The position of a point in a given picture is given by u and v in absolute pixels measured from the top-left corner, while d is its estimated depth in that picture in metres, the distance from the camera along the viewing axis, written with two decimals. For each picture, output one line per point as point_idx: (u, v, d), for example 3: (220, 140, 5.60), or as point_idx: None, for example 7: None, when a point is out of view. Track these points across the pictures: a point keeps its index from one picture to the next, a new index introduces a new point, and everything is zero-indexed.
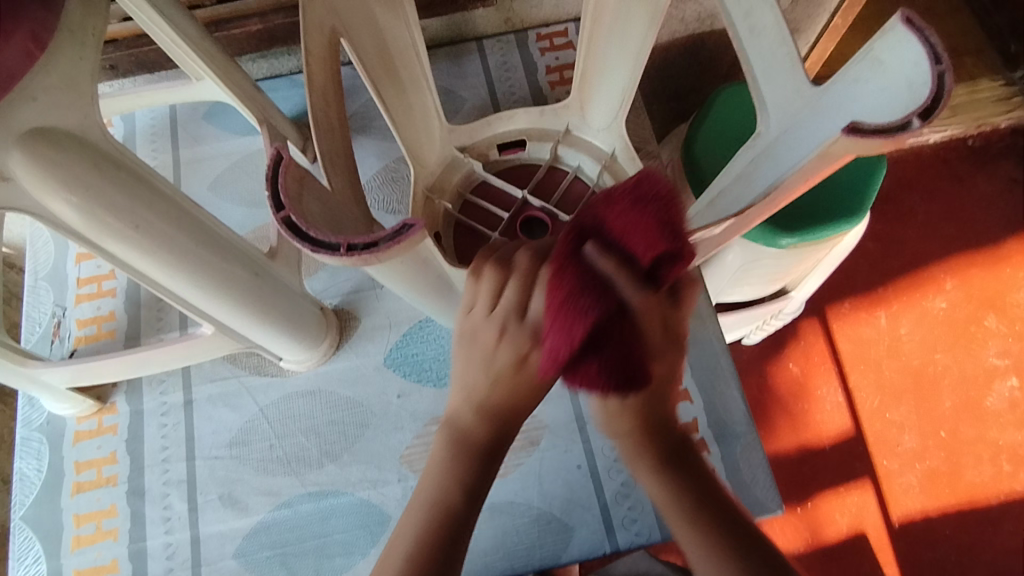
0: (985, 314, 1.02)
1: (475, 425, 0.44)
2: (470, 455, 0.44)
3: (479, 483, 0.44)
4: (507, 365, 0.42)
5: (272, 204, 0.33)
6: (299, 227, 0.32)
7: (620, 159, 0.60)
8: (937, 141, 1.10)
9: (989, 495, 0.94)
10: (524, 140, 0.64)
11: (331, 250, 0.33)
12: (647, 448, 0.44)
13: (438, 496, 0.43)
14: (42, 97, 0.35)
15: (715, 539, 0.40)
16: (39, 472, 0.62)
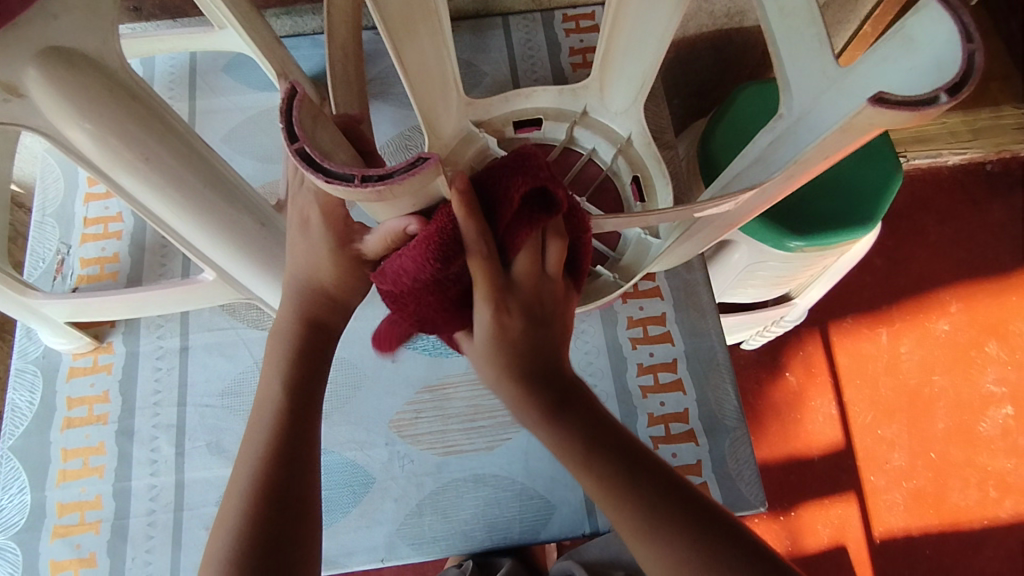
0: (987, 340, 1.01)
1: (291, 321, 0.47)
2: (298, 351, 0.47)
3: (310, 373, 0.47)
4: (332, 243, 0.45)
5: (285, 135, 0.30)
6: (313, 159, 0.29)
7: (636, 144, 0.61)
8: (955, 162, 1.09)
9: (973, 520, 0.94)
10: (540, 118, 0.63)
11: (344, 182, 0.29)
12: (541, 393, 0.41)
13: (273, 398, 0.45)
14: (64, 17, 0.35)
15: (612, 479, 0.39)
16: (31, 405, 0.62)
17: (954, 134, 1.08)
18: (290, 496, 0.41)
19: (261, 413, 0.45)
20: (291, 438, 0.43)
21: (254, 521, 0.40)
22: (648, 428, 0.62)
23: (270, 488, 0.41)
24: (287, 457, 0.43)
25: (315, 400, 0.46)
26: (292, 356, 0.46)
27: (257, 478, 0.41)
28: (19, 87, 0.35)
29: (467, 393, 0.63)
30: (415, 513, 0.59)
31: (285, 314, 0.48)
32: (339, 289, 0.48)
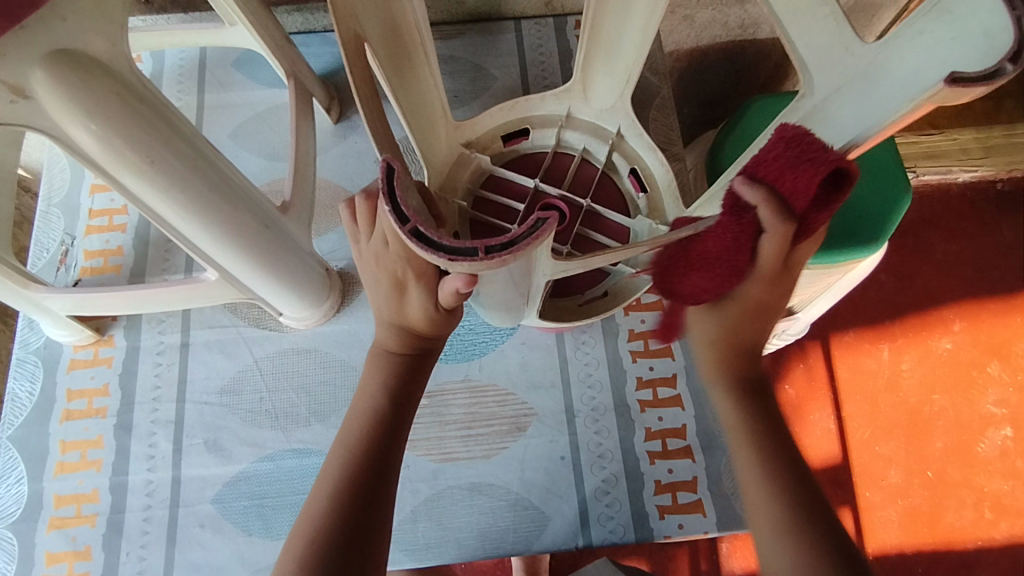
0: (989, 361, 1.01)
1: (394, 342, 0.52)
2: (399, 369, 0.52)
3: (405, 393, 0.51)
4: (422, 307, 0.48)
5: (396, 219, 0.31)
6: (431, 239, 0.30)
7: (627, 137, 0.61)
8: (965, 180, 1.08)
9: (967, 540, 0.94)
10: (527, 128, 0.63)
11: (468, 257, 0.30)
12: (736, 371, 0.52)
13: (369, 411, 0.49)
14: (70, 18, 0.34)
15: (779, 470, 0.46)
16: (31, 395, 0.62)
17: (966, 151, 1.06)
18: (371, 505, 0.45)
19: (359, 414, 0.50)
20: (378, 452, 0.47)
21: (338, 514, 0.44)
22: (645, 443, 0.62)
23: (355, 492, 0.45)
24: (376, 472, 0.46)
25: (402, 424, 0.50)
26: (393, 373, 0.51)
27: (347, 476, 0.46)
28: (25, 88, 0.35)
29: (465, 400, 0.63)
30: (409, 519, 0.60)
31: (384, 332, 0.53)
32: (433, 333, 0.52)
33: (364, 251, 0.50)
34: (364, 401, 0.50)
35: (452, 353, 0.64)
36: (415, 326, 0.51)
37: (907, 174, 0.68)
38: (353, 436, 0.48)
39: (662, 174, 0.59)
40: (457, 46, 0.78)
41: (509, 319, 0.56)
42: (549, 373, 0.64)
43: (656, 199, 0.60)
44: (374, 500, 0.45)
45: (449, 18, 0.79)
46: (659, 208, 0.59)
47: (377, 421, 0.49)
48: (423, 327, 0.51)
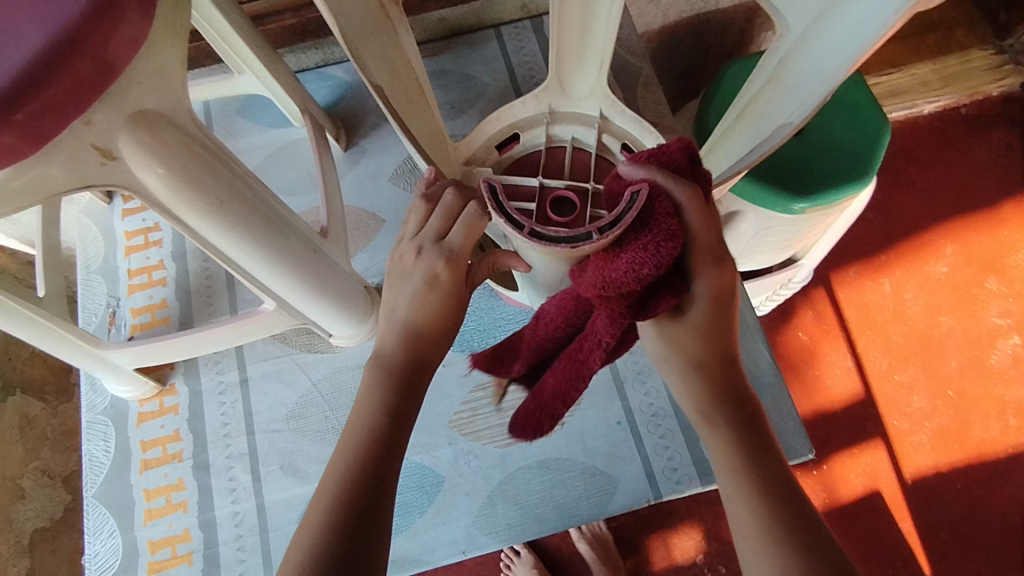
0: (987, 277, 1.03)
1: (395, 349, 0.47)
2: (395, 380, 0.46)
3: (401, 411, 0.45)
4: (440, 293, 0.46)
5: (514, 227, 0.39)
6: (550, 237, 0.38)
7: (612, 116, 0.61)
8: (931, 110, 1.11)
9: (998, 450, 0.96)
10: (516, 133, 0.62)
11: (587, 240, 0.38)
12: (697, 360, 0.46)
13: (365, 429, 0.44)
14: (145, 83, 0.38)
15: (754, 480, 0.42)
16: (108, 453, 0.65)
17: (926, 83, 1.11)
18: (368, 525, 0.40)
19: (351, 430, 0.44)
20: (377, 464, 0.42)
21: (334, 539, 0.39)
22: None
23: (351, 507, 0.40)
24: (367, 491, 0.41)
25: (401, 443, 0.44)
26: (391, 387, 0.45)
27: (344, 495, 0.41)
28: (113, 150, 0.38)
29: (518, 385, 0.66)
30: (488, 504, 0.63)
31: (390, 340, 0.47)
32: (435, 329, 0.47)
33: (398, 262, 0.48)
34: (361, 415, 0.45)
35: (497, 344, 0.68)
36: (424, 324, 0.47)
37: (884, 111, 0.72)
38: (347, 457, 0.43)
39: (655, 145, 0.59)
40: (445, 60, 0.82)
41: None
42: None
43: None
44: (370, 521, 0.40)
45: (432, 35, 0.83)
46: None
47: (374, 435, 0.43)
48: (438, 324, 0.47)
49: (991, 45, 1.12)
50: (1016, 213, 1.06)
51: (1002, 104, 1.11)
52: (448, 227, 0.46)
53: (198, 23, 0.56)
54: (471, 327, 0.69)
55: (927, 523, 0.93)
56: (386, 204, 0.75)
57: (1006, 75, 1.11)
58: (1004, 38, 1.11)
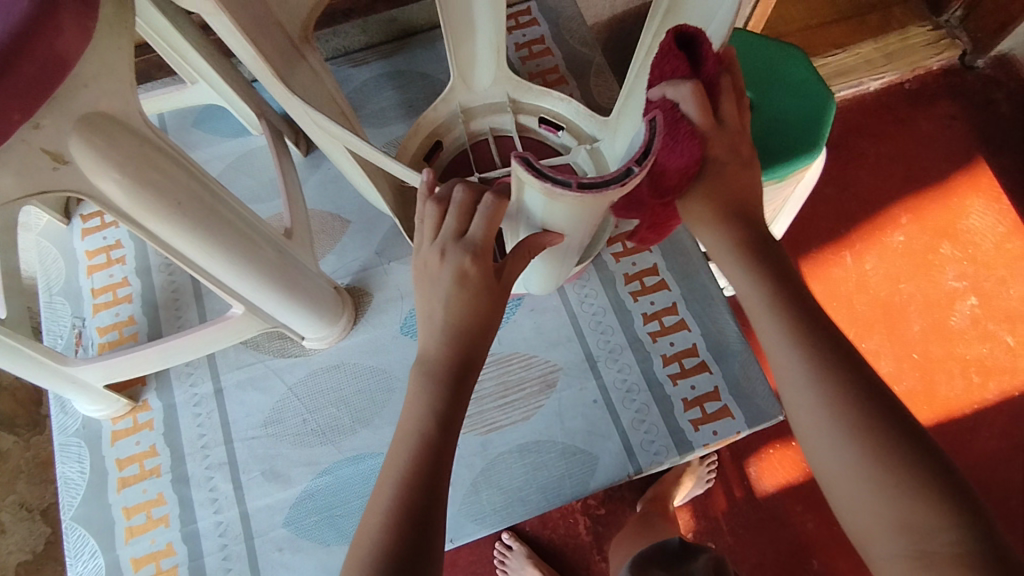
0: (941, 243, 1.02)
1: (439, 353, 0.46)
2: (442, 381, 0.46)
3: (449, 418, 0.45)
4: (468, 288, 0.46)
5: (562, 188, 0.38)
6: (598, 184, 0.38)
7: (517, 95, 0.65)
8: (876, 88, 1.10)
9: (964, 406, 0.94)
10: (439, 141, 0.65)
11: (631, 173, 0.37)
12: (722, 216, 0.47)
13: (415, 436, 0.44)
14: (94, 85, 0.38)
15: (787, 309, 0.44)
16: (83, 474, 0.64)
17: (870, 62, 1.09)
18: (421, 533, 0.40)
19: (403, 438, 0.45)
20: (431, 468, 0.43)
21: (385, 553, 0.39)
22: (664, 367, 0.67)
23: (408, 512, 0.41)
24: (418, 503, 0.41)
25: (448, 455, 0.44)
26: (436, 391, 0.45)
27: (401, 503, 0.41)
28: (64, 155, 0.38)
29: (494, 372, 0.67)
30: (472, 491, 0.64)
31: (433, 345, 0.47)
32: (477, 326, 0.47)
33: (424, 264, 0.48)
34: (410, 421, 0.45)
35: None
36: (462, 323, 0.47)
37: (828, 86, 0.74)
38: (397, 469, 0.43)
39: (567, 109, 0.64)
40: (400, 60, 0.83)
41: (559, 263, 0.58)
42: (562, 329, 0.69)
43: (574, 127, 0.64)
44: (425, 530, 0.41)
45: (385, 37, 0.84)
46: (582, 134, 0.64)
47: (427, 440, 0.44)
48: (475, 320, 0.47)
49: (928, 22, 1.11)
50: (969, 181, 1.05)
51: (943, 77, 1.10)
52: (464, 223, 0.46)
53: (147, 35, 0.57)
54: None
55: None
56: (350, 205, 0.75)
57: (944, 49, 1.10)
58: (939, 14, 1.11)
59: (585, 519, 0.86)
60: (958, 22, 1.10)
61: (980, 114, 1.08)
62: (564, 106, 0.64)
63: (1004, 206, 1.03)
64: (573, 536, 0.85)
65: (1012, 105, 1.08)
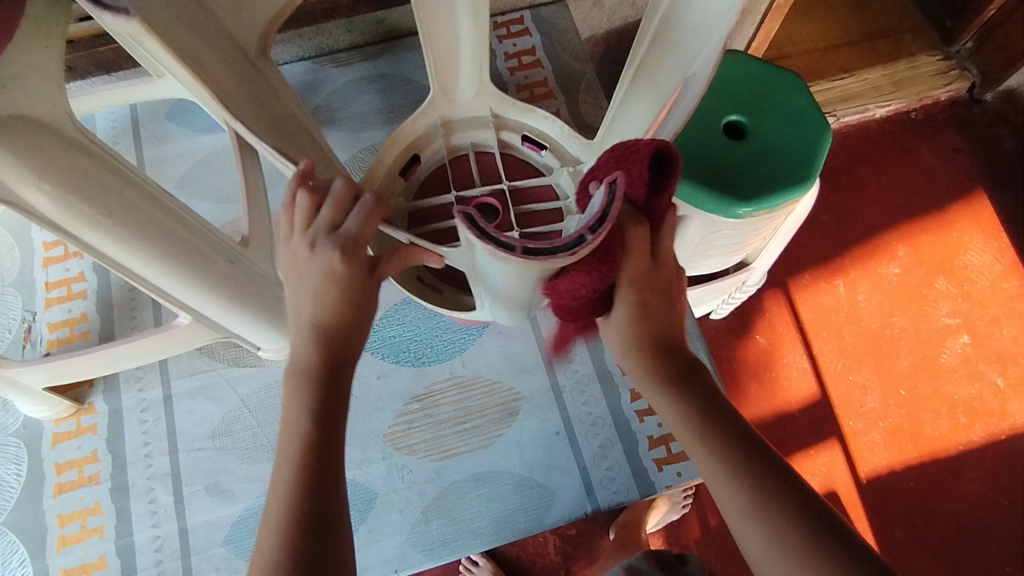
0: (936, 276, 0.90)
1: (306, 351, 0.41)
2: (317, 381, 0.41)
3: (333, 407, 0.40)
4: (340, 277, 0.41)
5: (507, 252, 0.35)
6: (545, 250, 0.35)
7: (501, 111, 0.63)
8: (882, 115, 0.98)
9: (949, 446, 0.83)
10: (415, 155, 0.62)
11: (584, 242, 0.34)
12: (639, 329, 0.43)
13: (297, 439, 0.39)
14: (14, 87, 0.35)
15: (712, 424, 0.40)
16: (19, 476, 0.62)
17: (876, 88, 0.97)
18: (325, 533, 0.36)
19: (285, 448, 0.39)
20: (320, 471, 0.38)
21: (290, 563, 0.34)
22: (632, 403, 0.65)
23: (303, 523, 0.36)
24: (317, 498, 0.37)
25: (340, 443, 0.40)
26: (309, 393, 0.40)
27: (293, 514, 0.36)
28: None
29: (455, 397, 0.65)
30: (421, 520, 0.61)
31: (300, 344, 0.42)
32: (348, 321, 0.42)
33: (291, 259, 0.42)
34: (289, 429, 0.40)
35: (435, 354, 0.66)
36: (334, 318, 0.42)
37: (824, 116, 0.63)
38: (292, 466, 0.38)
39: (551, 128, 0.62)
40: (384, 63, 0.80)
41: (521, 313, 0.54)
42: (530, 355, 0.66)
43: (558, 148, 0.62)
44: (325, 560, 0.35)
45: (371, 39, 0.81)
46: (565, 155, 0.63)
47: (314, 442, 0.39)
48: (349, 314, 0.42)
49: (938, 51, 0.99)
50: (967, 214, 0.93)
51: (950, 109, 0.98)
52: (341, 215, 0.42)
53: None
54: (407, 338, 0.67)
55: (882, 523, 0.81)
56: None
57: (954, 80, 0.98)
58: (950, 43, 0.99)
59: (554, 538, 0.73)
60: (968, 54, 0.98)
61: (986, 148, 0.96)
62: (548, 125, 0.62)
63: (1003, 243, 0.92)
64: (541, 555, 0.72)
65: (1016, 142, 0.96)
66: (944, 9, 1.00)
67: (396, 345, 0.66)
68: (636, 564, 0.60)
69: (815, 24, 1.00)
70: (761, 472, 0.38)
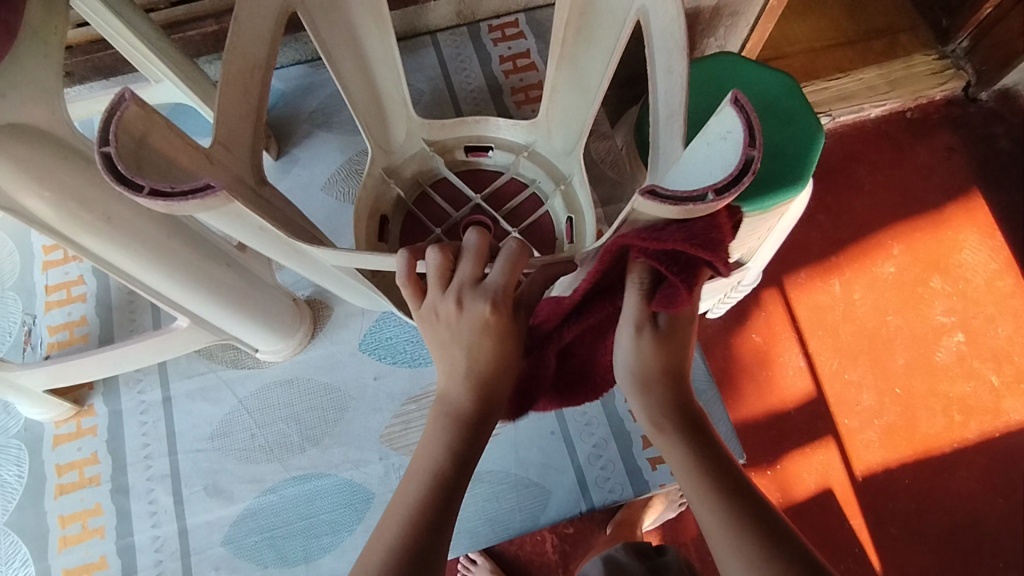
0: (932, 276, 0.90)
1: (462, 396, 0.42)
2: (466, 427, 0.41)
3: (468, 448, 0.41)
4: (483, 330, 0.40)
5: (701, 204, 0.31)
6: (734, 179, 0.31)
7: (431, 136, 0.64)
8: (877, 115, 0.98)
9: (944, 444, 0.84)
10: (381, 214, 0.61)
11: (754, 153, 0.30)
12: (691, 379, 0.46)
13: (428, 473, 0.40)
14: (12, 94, 0.36)
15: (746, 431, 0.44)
16: (20, 478, 0.62)
17: (872, 87, 0.98)
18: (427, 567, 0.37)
19: (413, 476, 0.41)
20: (440, 506, 0.39)
21: None
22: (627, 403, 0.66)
23: (409, 552, 0.37)
24: (430, 534, 0.38)
25: (465, 485, 0.41)
26: (454, 436, 0.41)
27: (404, 544, 0.37)
28: None
29: None
30: None
31: (454, 386, 0.42)
32: (500, 369, 0.42)
33: (432, 314, 0.42)
34: (424, 460, 0.41)
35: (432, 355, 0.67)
36: (487, 366, 0.42)
37: (817, 117, 0.63)
38: (415, 496, 0.39)
39: (488, 129, 0.64)
40: None
41: None
42: None
43: (499, 143, 0.65)
44: None
45: None
46: (506, 143, 0.65)
47: (442, 480, 0.40)
48: (502, 363, 0.42)
49: (933, 51, 1.00)
50: (963, 213, 0.94)
51: (945, 108, 0.99)
52: (482, 267, 0.41)
53: (105, 33, 0.55)
54: (404, 340, 0.67)
55: (877, 520, 0.82)
56: (318, 214, 0.73)
57: (949, 79, 0.98)
58: (946, 43, 1.00)
59: (551, 536, 0.74)
60: (963, 53, 0.99)
61: (982, 148, 0.97)
62: (484, 127, 0.64)
63: (998, 242, 0.92)
64: (538, 554, 0.73)
65: (1012, 141, 0.97)
66: (939, 9, 1.00)
67: (393, 346, 0.67)
68: (615, 553, 0.62)
69: (809, 25, 1.01)
70: (739, 494, 0.40)
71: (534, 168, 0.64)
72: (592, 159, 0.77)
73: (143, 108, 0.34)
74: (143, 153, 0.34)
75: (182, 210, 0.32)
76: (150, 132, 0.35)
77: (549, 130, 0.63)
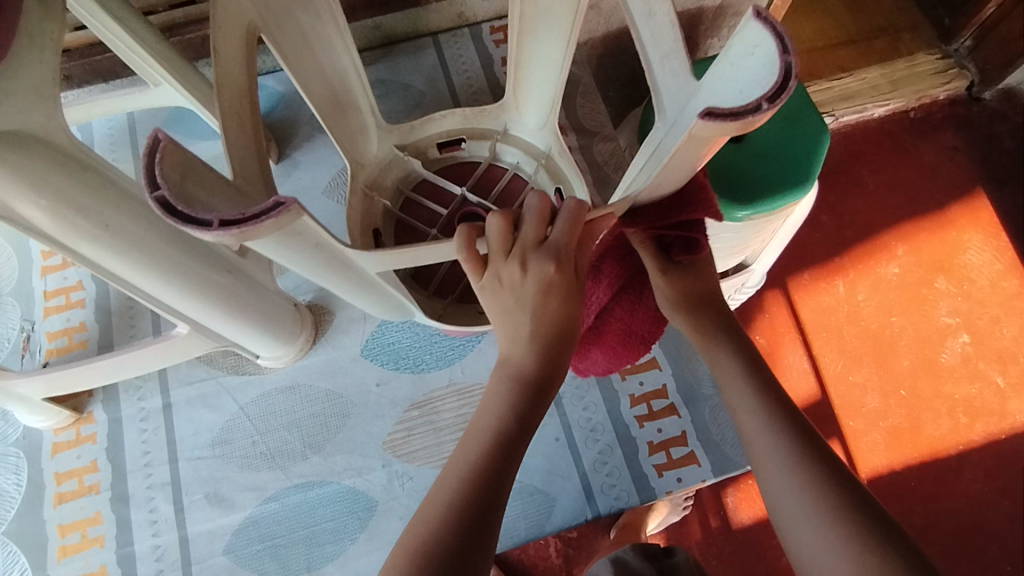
0: (936, 276, 0.90)
1: (526, 357, 0.40)
2: (529, 388, 0.40)
3: (532, 410, 0.40)
4: (545, 291, 0.39)
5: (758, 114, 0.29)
6: (782, 83, 0.29)
7: (400, 138, 0.64)
8: (881, 115, 0.97)
9: (949, 446, 0.83)
10: (376, 228, 0.61)
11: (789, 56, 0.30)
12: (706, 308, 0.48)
13: (489, 430, 0.39)
14: (8, 101, 0.35)
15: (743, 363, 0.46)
16: (19, 486, 0.62)
17: (875, 87, 0.97)
18: (480, 522, 0.36)
19: (473, 433, 0.40)
20: (498, 463, 0.38)
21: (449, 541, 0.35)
22: (632, 408, 0.65)
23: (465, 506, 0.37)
24: (488, 491, 0.37)
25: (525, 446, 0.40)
26: (517, 396, 0.40)
27: (462, 497, 0.37)
28: None
29: (454, 405, 0.64)
30: None
31: (518, 347, 0.41)
32: (563, 333, 0.40)
33: (495, 282, 0.40)
34: (486, 415, 0.40)
35: (434, 360, 0.66)
36: (550, 329, 0.40)
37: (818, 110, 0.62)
38: (476, 454, 0.39)
39: (455, 121, 0.64)
40: (380, 70, 0.80)
41: None
42: None
43: (471, 131, 0.64)
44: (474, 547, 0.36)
45: (366, 44, 0.81)
46: (477, 130, 0.64)
47: (502, 438, 0.39)
48: (566, 326, 0.40)
49: (937, 50, 0.99)
50: (965, 214, 0.93)
51: (949, 107, 0.98)
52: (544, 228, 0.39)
53: (104, 36, 0.54)
54: (407, 345, 0.66)
55: None
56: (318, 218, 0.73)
57: (953, 78, 0.97)
58: (949, 42, 0.99)
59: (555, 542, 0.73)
60: (967, 52, 0.98)
61: (986, 148, 0.96)
62: (451, 121, 0.64)
63: (1003, 242, 0.91)
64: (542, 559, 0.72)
65: (1016, 141, 0.96)
66: (943, 9, 0.99)
67: (395, 351, 0.66)
68: (623, 555, 0.60)
69: (813, 25, 1.00)
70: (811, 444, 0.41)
71: (514, 150, 0.64)
72: (596, 162, 0.76)
73: (179, 147, 0.34)
74: (191, 189, 0.34)
75: (255, 234, 0.32)
76: (190, 176, 0.35)
77: (520, 110, 0.62)
